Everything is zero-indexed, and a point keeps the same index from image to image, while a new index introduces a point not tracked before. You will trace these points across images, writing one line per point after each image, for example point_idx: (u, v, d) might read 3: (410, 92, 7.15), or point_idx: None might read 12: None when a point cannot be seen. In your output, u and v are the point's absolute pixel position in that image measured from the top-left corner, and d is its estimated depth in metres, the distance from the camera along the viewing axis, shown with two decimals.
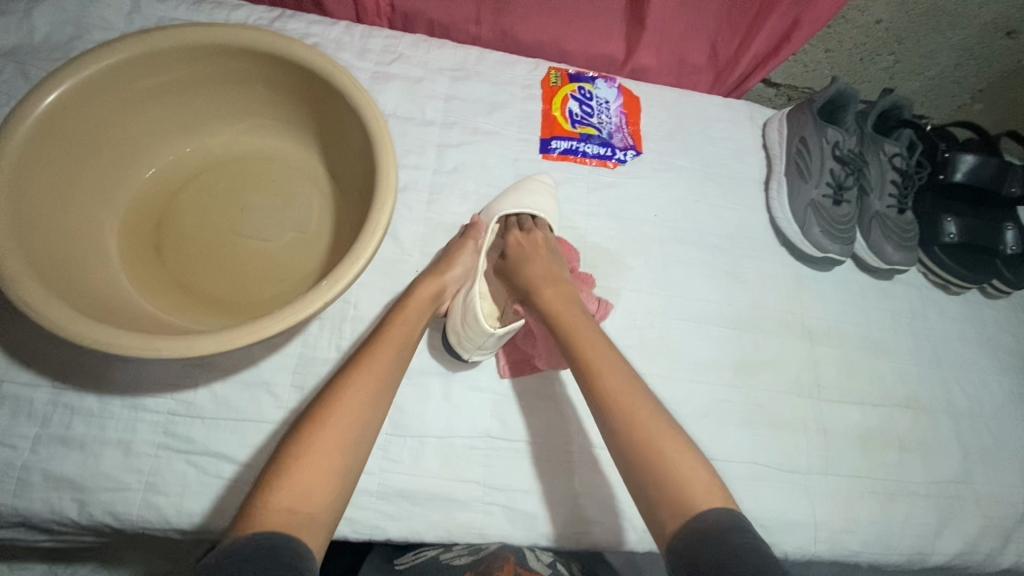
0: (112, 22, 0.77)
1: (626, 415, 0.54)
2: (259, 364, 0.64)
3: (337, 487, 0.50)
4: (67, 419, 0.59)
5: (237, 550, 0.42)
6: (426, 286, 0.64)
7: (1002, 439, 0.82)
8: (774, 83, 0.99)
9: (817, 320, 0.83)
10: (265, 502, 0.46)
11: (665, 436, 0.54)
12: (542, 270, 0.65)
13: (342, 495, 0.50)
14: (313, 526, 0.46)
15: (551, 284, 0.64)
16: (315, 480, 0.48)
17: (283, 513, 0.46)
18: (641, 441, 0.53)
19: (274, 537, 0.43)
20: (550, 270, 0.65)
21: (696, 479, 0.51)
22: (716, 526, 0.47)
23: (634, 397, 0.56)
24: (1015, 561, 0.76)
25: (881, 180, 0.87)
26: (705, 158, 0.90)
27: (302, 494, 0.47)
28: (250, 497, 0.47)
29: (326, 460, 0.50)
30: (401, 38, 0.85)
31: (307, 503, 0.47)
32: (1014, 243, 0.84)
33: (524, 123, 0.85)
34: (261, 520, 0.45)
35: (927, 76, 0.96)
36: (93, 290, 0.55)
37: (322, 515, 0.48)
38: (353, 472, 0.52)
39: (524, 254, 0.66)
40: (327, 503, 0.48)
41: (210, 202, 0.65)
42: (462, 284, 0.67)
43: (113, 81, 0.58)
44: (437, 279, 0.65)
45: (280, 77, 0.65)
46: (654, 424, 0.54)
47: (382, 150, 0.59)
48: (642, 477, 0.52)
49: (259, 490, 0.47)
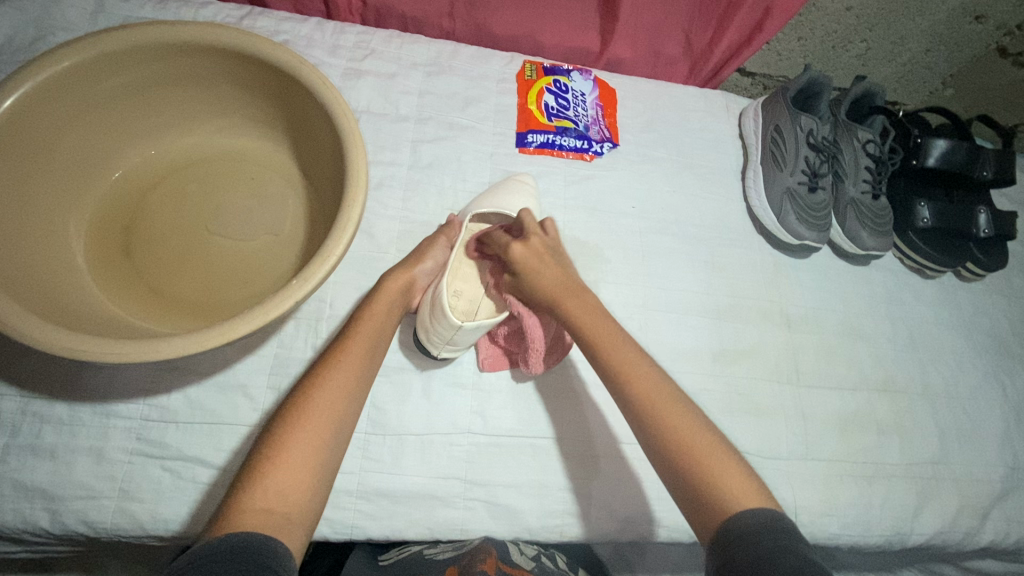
0: (75, 22, 0.75)
1: (652, 414, 0.55)
2: (233, 366, 0.64)
3: (313, 487, 0.49)
4: (36, 428, 0.58)
5: (210, 551, 0.40)
6: (395, 279, 0.63)
7: (978, 419, 0.83)
8: (749, 73, 0.99)
9: (796, 307, 0.83)
10: (241, 502, 0.45)
11: (695, 434, 0.53)
12: (555, 282, 0.63)
13: (319, 495, 0.50)
14: (290, 527, 0.46)
15: (569, 296, 0.62)
16: (290, 480, 0.48)
17: (259, 513, 0.45)
18: (679, 439, 0.53)
19: (250, 541, 0.42)
20: (560, 279, 0.63)
21: (730, 472, 0.51)
22: (757, 520, 0.46)
23: (669, 399, 0.56)
24: (993, 539, 0.77)
25: (856, 167, 0.87)
26: (681, 148, 0.90)
27: (277, 494, 0.47)
28: (225, 499, 0.46)
29: (302, 460, 0.49)
30: (373, 34, 0.84)
31: (283, 504, 0.46)
32: (986, 226, 0.85)
33: (499, 117, 0.85)
34: (240, 521, 0.43)
35: (899, 62, 0.97)
36: (59, 296, 0.54)
37: (299, 515, 0.47)
38: (329, 471, 0.51)
39: (534, 266, 0.63)
40: (303, 503, 0.48)
41: (180, 204, 0.64)
42: (429, 280, 0.67)
43: (73, 83, 0.57)
44: (406, 272, 0.64)
45: (247, 74, 0.64)
46: (686, 421, 0.54)
47: (352, 147, 0.58)
48: (681, 475, 0.52)
49: (234, 494, 0.47)
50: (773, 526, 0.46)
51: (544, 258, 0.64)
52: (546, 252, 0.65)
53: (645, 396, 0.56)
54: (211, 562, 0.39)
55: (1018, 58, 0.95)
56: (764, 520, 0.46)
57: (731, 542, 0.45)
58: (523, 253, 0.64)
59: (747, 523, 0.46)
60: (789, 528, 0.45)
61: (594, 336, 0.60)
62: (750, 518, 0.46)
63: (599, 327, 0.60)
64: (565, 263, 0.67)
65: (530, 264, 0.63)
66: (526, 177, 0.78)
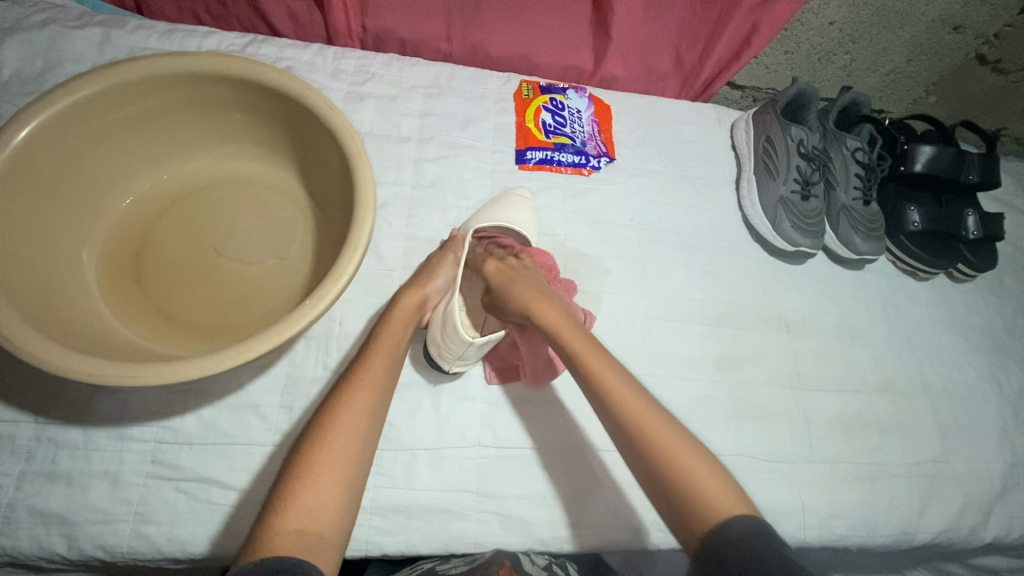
0: (83, 54, 0.77)
1: (637, 428, 0.54)
2: (245, 387, 0.64)
3: (341, 505, 0.50)
4: (52, 453, 0.59)
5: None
6: (409, 297, 0.65)
7: (977, 417, 0.84)
8: (739, 86, 1.02)
9: (794, 312, 0.85)
10: (272, 526, 0.46)
11: (681, 443, 0.54)
12: (524, 290, 0.64)
13: (349, 513, 0.51)
14: (322, 546, 0.47)
15: (536, 301, 0.63)
16: (320, 499, 0.49)
17: (292, 536, 0.46)
18: (662, 451, 0.53)
19: (284, 564, 0.42)
20: (531, 290, 0.65)
21: (705, 474, 0.52)
22: (743, 525, 0.48)
23: (652, 412, 0.55)
24: (997, 535, 0.78)
25: (846, 174, 0.90)
26: (676, 161, 0.92)
27: (308, 514, 0.48)
28: (257, 521, 0.47)
29: (329, 479, 0.50)
30: (373, 58, 0.86)
31: (314, 523, 0.47)
32: (975, 228, 0.88)
33: (498, 135, 0.87)
34: (272, 544, 0.45)
35: (883, 72, 1.01)
36: (75, 322, 0.55)
37: (331, 533, 0.48)
38: (356, 489, 0.52)
39: (505, 279, 0.66)
40: (334, 522, 0.49)
41: (189, 228, 0.66)
42: (442, 296, 0.69)
43: (85, 114, 0.59)
44: (419, 290, 0.66)
45: (253, 100, 0.66)
46: (665, 428, 0.54)
47: (359, 168, 0.59)
48: (665, 484, 0.52)
49: (266, 516, 0.47)
50: (758, 531, 0.48)
51: (519, 275, 0.66)
52: (521, 269, 0.67)
53: (630, 412, 0.55)
54: None
55: (997, 65, 0.99)
56: (750, 526, 0.48)
57: (724, 548, 0.47)
58: (495, 270, 0.67)
59: (735, 529, 0.48)
60: (770, 532, 0.48)
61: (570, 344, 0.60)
62: (742, 524, 0.48)
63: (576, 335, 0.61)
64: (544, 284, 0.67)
65: (505, 278, 0.66)
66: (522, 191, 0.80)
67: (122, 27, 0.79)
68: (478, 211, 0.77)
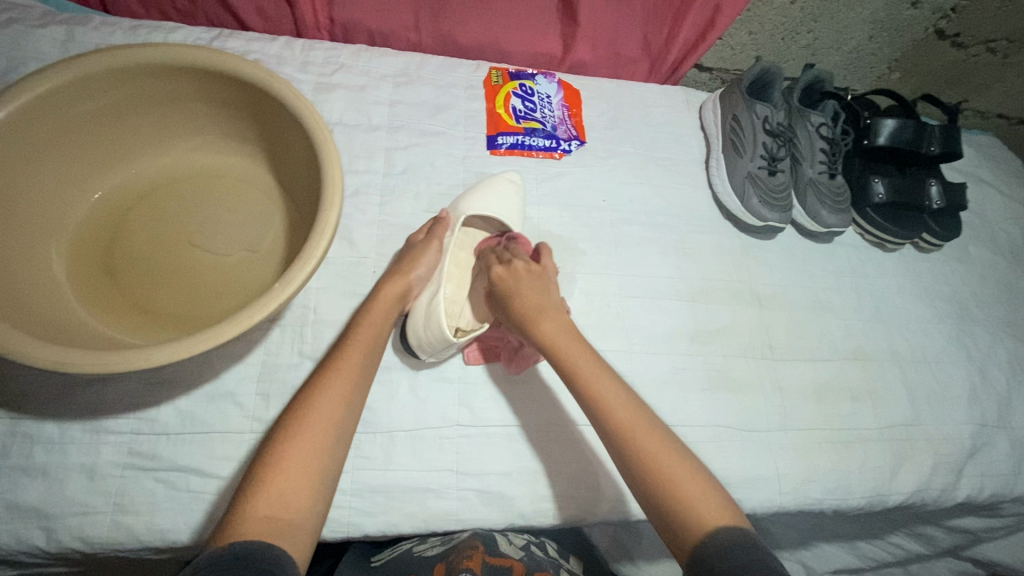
0: (46, 52, 0.77)
1: (612, 422, 0.56)
2: (222, 375, 0.65)
3: (314, 492, 0.50)
4: (26, 448, 0.59)
5: (216, 559, 0.41)
6: (390, 287, 0.65)
7: (946, 380, 0.86)
8: (706, 68, 1.04)
9: (765, 285, 0.87)
10: (244, 511, 0.47)
11: (672, 458, 0.55)
12: (528, 301, 0.64)
13: (322, 501, 0.51)
14: (293, 532, 0.47)
15: (541, 314, 0.63)
16: (292, 487, 0.49)
17: (264, 521, 0.46)
18: (656, 466, 0.54)
19: (253, 549, 0.43)
20: (536, 300, 0.64)
21: (693, 487, 0.52)
22: (726, 540, 0.48)
23: (648, 429, 0.56)
24: (968, 494, 0.81)
25: (812, 149, 0.91)
26: (646, 142, 0.94)
27: (279, 501, 0.48)
28: (229, 508, 0.48)
29: (302, 466, 0.50)
30: (342, 49, 0.87)
31: (286, 510, 0.48)
32: (938, 198, 0.91)
33: (469, 122, 0.88)
34: (242, 529, 0.45)
35: (846, 50, 1.03)
36: (44, 315, 0.55)
37: (303, 520, 0.48)
38: (331, 476, 0.52)
39: (510, 287, 0.65)
40: (307, 508, 0.49)
41: (160, 220, 0.66)
42: (425, 284, 0.69)
43: (48, 109, 0.58)
44: (401, 279, 0.66)
45: (220, 91, 0.66)
46: (646, 430, 0.56)
47: (327, 154, 0.60)
48: (650, 495, 0.53)
49: (239, 502, 0.48)
50: (741, 546, 0.47)
51: (525, 283, 0.65)
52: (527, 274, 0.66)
53: (622, 423, 0.56)
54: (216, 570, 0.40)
55: (956, 39, 1.01)
56: (732, 541, 0.48)
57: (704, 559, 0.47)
58: (500, 276, 0.66)
59: (719, 544, 0.48)
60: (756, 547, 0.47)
61: (563, 353, 0.60)
62: (722, 538, 0.48)
63: (567, 343, 0.61)
64: (551, 288, 0.67)
65: (507, 286, 0.65)
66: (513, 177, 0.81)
67: (85, 24, 0.79)
68: (462, 196, 0.78)
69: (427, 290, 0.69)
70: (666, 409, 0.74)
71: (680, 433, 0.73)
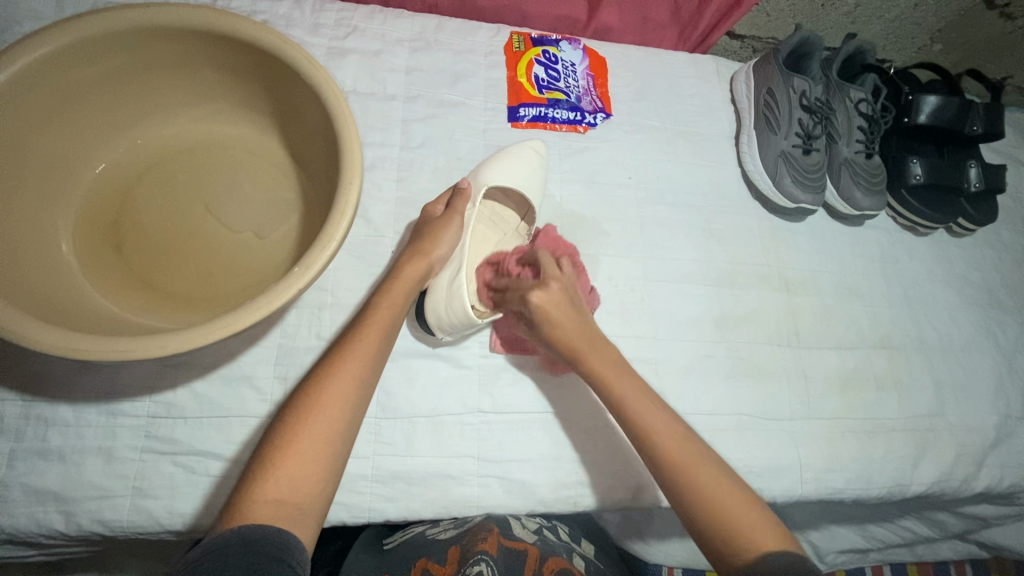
0: (41, 9, 0.71)
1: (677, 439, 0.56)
2: (237, 358, 0.63)
3: (323, 476, 0.48)
4: (42, 431, 0.57)
5: (223, 543, 0.41)
6: (410, 267, 0.61)
7: (972, 370, 0.85)
8: (738, 36, 0.98)
9: (794, 270, 0.84)
10: (252, 494, 0.45)
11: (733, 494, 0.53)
12: (574, 334, 0.59)
13: (330, 486, 0.49)
14: (300, 518, 0.45)
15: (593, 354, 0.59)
16: (301, 471, 0.47)
17: (270, 505, 0.45)
18: (717, 506, 0.52)
19: (262, 533, 0.42)
20: (581, 328, 0.59)
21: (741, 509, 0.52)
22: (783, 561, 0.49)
23: (707, 468, 0.54)
24: (988, 485, 0.80)
25: (849, 127, 0.87)
26: (675, 116, 0.89)
27: (288, 486, 0.46)
28: (238, 486, 0.47)
29: (312, 450, 0.48)
30: (355, 10, 0.81)
31: (294, 494, 0.46)
32: (977, 181, 0.86)
33: (489, 91, 0.83)
34: (250, 513, 0.44)
35: (888, 18, 0.96)
36: (52, 297, 0.52)
37: (312, 506, 0.47)
38: (340, 459, 0.50)
39: (551, 317, 0.58)
40: (315, 493, 0.47)
41: (169, 194, 0.63)
42: (446, 263, 0.65)
43: (46, 74, 0.54)
44: (422, 259, 0.62)
45: (229, 56, 0.62)
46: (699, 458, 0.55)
47: (345, 129, 0.56)
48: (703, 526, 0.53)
49: (246, 484, 0.46)
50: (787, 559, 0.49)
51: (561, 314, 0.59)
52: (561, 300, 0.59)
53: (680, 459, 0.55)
54: (226, 555, 0.40)
55: (1005, 9, 0.95)
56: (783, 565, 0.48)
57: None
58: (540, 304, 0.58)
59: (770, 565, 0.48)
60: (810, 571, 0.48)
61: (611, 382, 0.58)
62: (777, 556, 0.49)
63: (635, 392, 0.58)
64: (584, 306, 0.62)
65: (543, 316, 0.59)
66: (540, 146, 0.77)
67: None
68: (479, 164, 0.73)
69: (448, 269, 0.65)
70: (691, 396, 0.73)
71: (704, 421, 0.72)
